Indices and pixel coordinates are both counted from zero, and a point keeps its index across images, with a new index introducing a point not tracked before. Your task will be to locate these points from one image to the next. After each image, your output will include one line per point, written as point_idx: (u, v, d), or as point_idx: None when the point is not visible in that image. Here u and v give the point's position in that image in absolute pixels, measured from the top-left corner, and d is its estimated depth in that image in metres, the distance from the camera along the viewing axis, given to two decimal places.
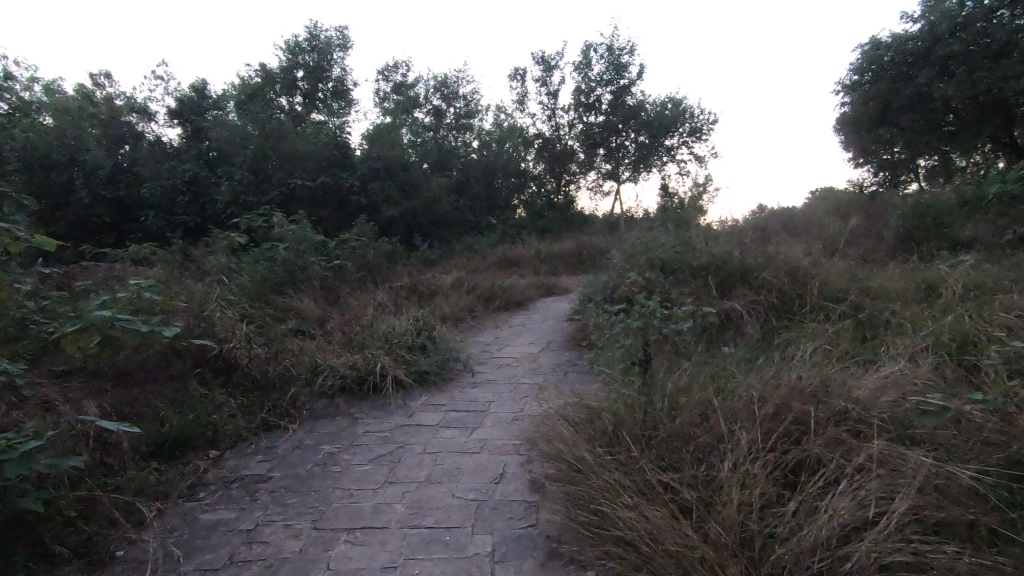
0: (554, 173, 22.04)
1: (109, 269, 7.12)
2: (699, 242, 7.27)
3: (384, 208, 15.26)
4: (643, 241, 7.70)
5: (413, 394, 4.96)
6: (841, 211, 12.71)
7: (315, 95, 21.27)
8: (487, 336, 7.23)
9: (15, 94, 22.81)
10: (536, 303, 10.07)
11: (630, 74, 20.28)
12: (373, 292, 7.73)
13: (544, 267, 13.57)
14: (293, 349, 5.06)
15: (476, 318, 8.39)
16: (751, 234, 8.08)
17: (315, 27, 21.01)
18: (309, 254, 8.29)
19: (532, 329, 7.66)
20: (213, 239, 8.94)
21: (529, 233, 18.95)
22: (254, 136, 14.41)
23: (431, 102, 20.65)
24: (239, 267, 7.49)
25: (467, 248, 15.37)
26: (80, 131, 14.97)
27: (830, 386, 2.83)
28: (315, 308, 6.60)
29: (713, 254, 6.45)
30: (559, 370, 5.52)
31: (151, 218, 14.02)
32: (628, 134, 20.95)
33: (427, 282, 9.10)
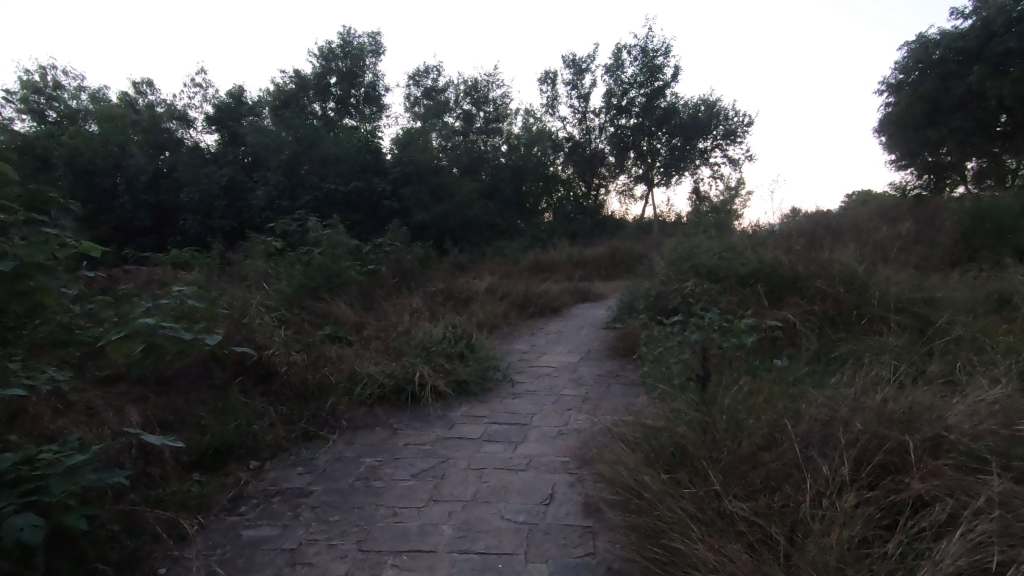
0: (584, 177, 21.83)
1: (151, 273, 7.22)
2: (744, 248, 7.00)
3: (415, 212, 15.28)
4: (685, 246, 7.46)
5: (453, 405, 4.84)
6: (887, 216, 12.19)
7: (347, 100, 21.53)
8: (524, 344, 7.08)
9: (64, 102, 23.75)
10: (571, 309, 9.89)
11: (664, 76, 19.93)
12: (408, 298, 7.66)
13: (576, 272, 13.36)
14: (331, 356, 5.00)
15: (511, 325, 8.25)
16: (798, 240, 7.74)
17: (348, 34, 21.30)
18: (345, 259, 8.29)
19: (569, 337, 7.48)
20: (250, 244, 9.02)
21: (559, 237, 18.75)
22: (289, 141, 14.59)
23: (461, 107, 20.68)
24: (276, 272, 7.53)
25: (498, 252, 15.27)
26: (124, 138, 15.41)
27: (922, 412, 2.58)
28: (352, 314, 6.56)
29: (762, 260, 6.17)
30: (603, 382, 5.33)
31: (190, 222, 14.31)
32: (661, 137, 20.59)
33: (461, 287, 9.01)
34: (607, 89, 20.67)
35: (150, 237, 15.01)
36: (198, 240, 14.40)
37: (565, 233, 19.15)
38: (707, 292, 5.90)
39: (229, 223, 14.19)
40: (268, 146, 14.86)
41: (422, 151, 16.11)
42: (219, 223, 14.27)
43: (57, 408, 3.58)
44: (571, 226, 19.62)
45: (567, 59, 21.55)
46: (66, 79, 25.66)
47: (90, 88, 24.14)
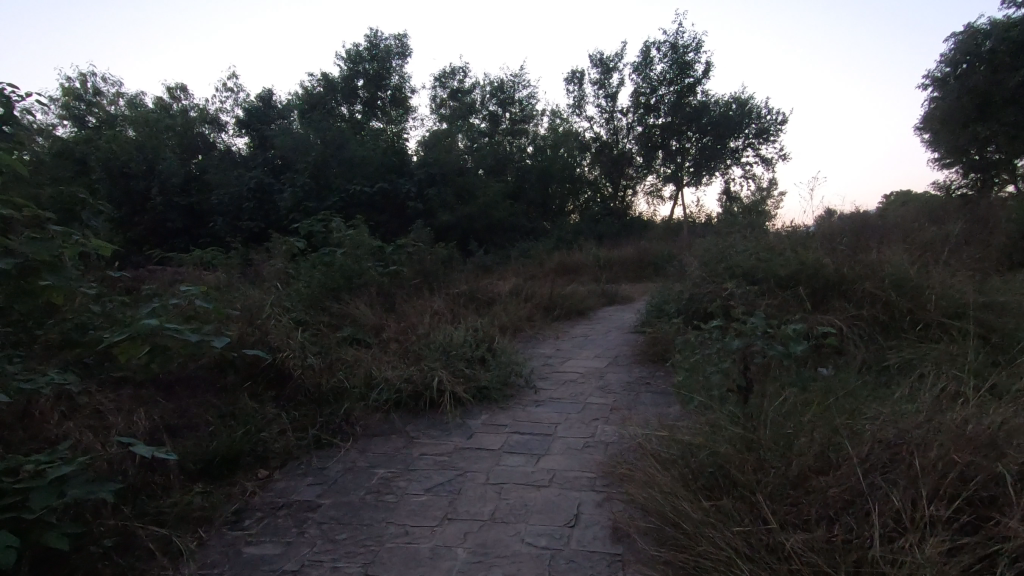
0: (611, 178, 21.45)
1: (174, 274, 7.20)
2: (783, 248, 6.61)
3: (440, 213, 15.16)
4: (718, 247, 7.10)
5: (473, 412, 4.60)
6: (933, 216, 11.55)
7: (374, 102, 21.61)
8: (548, 348, 6.80)
9: (102, 109, 24.48)
10: (597, 312, 9.59)
11: (695, 73, 19.38)
12: (429, 300, 7.48)
13: (604, 274, 13.04)
14: (348, 359, 4.81)
15: (535, 328, 8.00)
16: (840, 239, 7.30)
17: (375, 37, 21.41)
18: (367, 260, 8.16)
19: (595, 341, 7.17)
20: (273, 245, 8.99)
21: (586, 238, 18.41)
22: (315, 143, 14.63)
23: (487, 108, 20.53)
24: (298, 274, 7.43)
25: (523, 253, 15.03)
26: (157, 142, 15.70)
27: (1011, 437, 2.22)
28: (372, 315, 6.39)
29: (804, 261, 5.77)
30: (632, 390, 5.03)
31: (219, 224, 14.45)
32: (690, 136, 20.06)
33: (484, 289, 8.80)
34: (635, 87, 20.26)
35: (182, 239, 15.23)
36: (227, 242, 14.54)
37: (592, 234, 18.80)
38: (745, 295, 5.54)
39: (257, 224, 14.27)
40: (296, 148, 14.92)
41: (448, 152, 16.01)
42: (247, 224, 14.37)
43: (64, 411, 3.47)
44: (597, 228, 19.26)
45: (594, 57, 21.22)
46: (106, 86, 26.46)
47: (128, 94, 24.81)
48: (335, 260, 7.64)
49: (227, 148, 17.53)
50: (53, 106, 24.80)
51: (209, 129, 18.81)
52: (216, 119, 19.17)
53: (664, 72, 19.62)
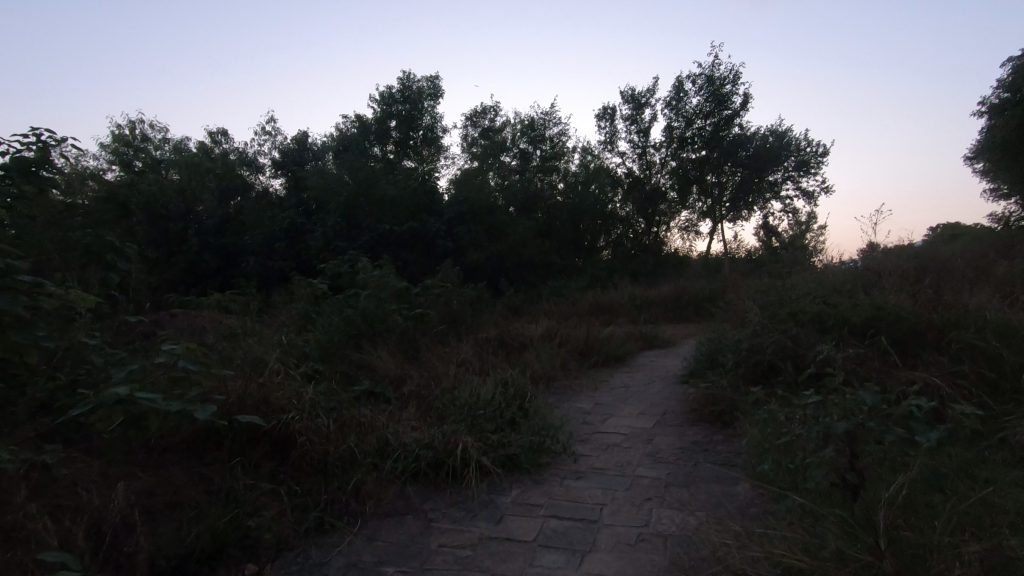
0: (645, 214, 20.89)
1: (194, 320, 6.92)
2: (852, 288, 5.88)
3: (469, 251, 14.84)
4: (774, 288, 6.40)
5: (502, 486, 3.98)
6: (1005, 248, 10.56)
7: (406, 142, 21.79)
8: (586, 402, 6.14)
9: (150, 152, 25.42)
10: (637, 357, 8.89)
11: (733, 105, 18.82)
12: (455, 346, 6.95)
13: (642, 314, 12.32)
14: (361, 421, 4.27)
15: (570, 376, 7.37)
16: (913, 276, 6.52)
17: (408, 79, 21.76)
18: (392, 305, 7.70)
19: (639, 394, 6.44)
20: (297, 286, 8.68)
21: (620, 275, 17.77)
22: (347, 183, 14.59)
23: (518, 146, 20.42)
24: (320, 319, 7.02)
25: (555, 292, 14.47)
26: (196, 184, 15.91)
27: None
28: (393, 366, 5.88)
29: (882, 307, 5.02)
30: (687, 461, 4.30)
31: (251, 264, 14.44)
32: (727, 170, 19.42)
33: (514, 333, 8.22)
34: (669, 122, 19.85)
35: (215, 279, 15.27)
36: (261, 283, 14.41)
37: (627, 272, 18.12)
38: (818, 346, 4.80)
39: (289, 264, 14.11)
40: (327, 189, 14.88)
41: (478, 190, 15.80)
42: (278, 264, 14.22)
43: (31, 488, 3.00)
44: (632, 265, 18.58)
45: (624, 93, 21.01)
46: (153, 131, 27.55)
47: (173, 139, 25.73)
48: (357, 303, 7.20)
49: (262, 189, 17.75)
50: (104, 151, 25.91)
51: (246, 171, 19.12)
52: (254, 162, 19.49)
53: (699, 105, 19.18)
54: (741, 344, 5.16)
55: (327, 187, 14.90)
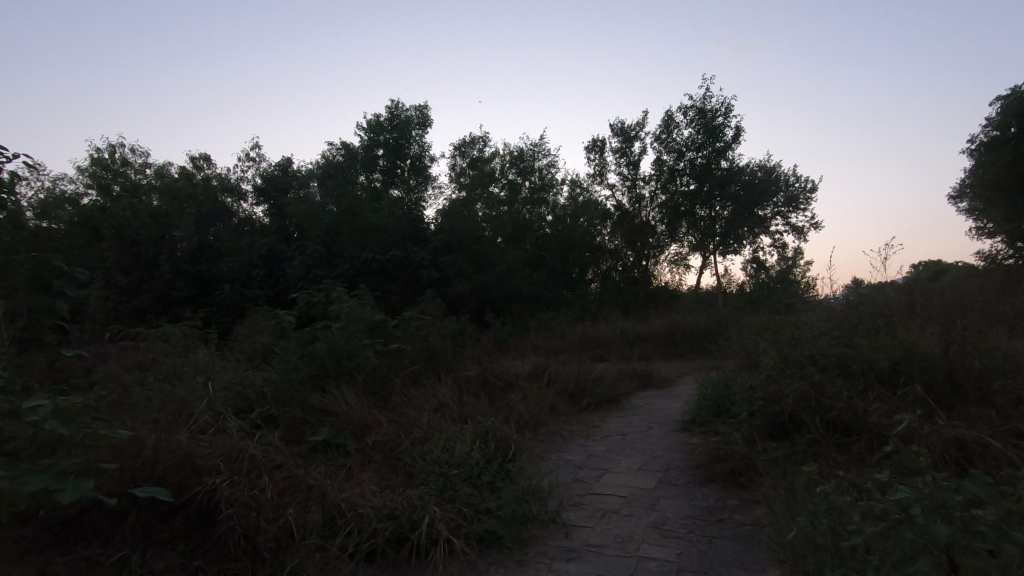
0: (634, 247, 20.57)
1: (143, 356, 6.19)
2: (870, 327, 5.33)
3: (454, 282, 14.25)
4: (783, 327, 5.84)
5: (477, 568, 3.25)
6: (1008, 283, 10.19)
7: (393, 170, 21.42)
8: (576, 454, 5.43)
9: (130, 177, 24.76)
10: (630, 398, 8.22)
11: (725, 137, 18.50)
12: (432, 387, 6.27)
13: (634, 350, 11.69)
14: (309, 485, 3.55)
15: (558, 421, 6.68)
16: (930, 311, 6.02)
17: (397, 108, 21.53)
18: (364, 340, 7.01)
19: (637, 444, 5.75)
20: (265, 318, 7.98)
21: (610, 308, 17.23)
22: (329, 211, 14.00)
23: (506, 177, 20.16)
24: (282, 356, 6.29)
25: (543, 324, 13.83)
26: (172, 209, 15.20)
27: None
28: (359, 411, 5.18)
29: (910, 354, 4.44)
30: (700, 535, 3.60)
31: (225, 292, 13.68)
32: (717, 205, 19.06)
33: (498, 371, 7.58)
34: (659, 155, 19.66)
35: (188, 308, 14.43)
36: (234, 312, 13.59)
37: (616, 305, 17.59)
38: (847, 395, 4.18)
39: (265, 292, 13.32)
40: (309, 216, 14.29)
41: (465, 220, 15.33)
42: (254, 293, 13.43)
43: None
44: (621, 297, 18.07)
45: (614, 125, 20.88)
46: (135, 155, 26.97)
47: (155, 164, 25.08)
48: (325, 337, 6.49)
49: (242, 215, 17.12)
50: (82, 175, 25.22)
51: (229, 198, 18.33)
52: (236, 187, 18.91)
53: (690, 138, 18.91)
54: (755, 391, 4.53)
55: (308, 214, 14.30)
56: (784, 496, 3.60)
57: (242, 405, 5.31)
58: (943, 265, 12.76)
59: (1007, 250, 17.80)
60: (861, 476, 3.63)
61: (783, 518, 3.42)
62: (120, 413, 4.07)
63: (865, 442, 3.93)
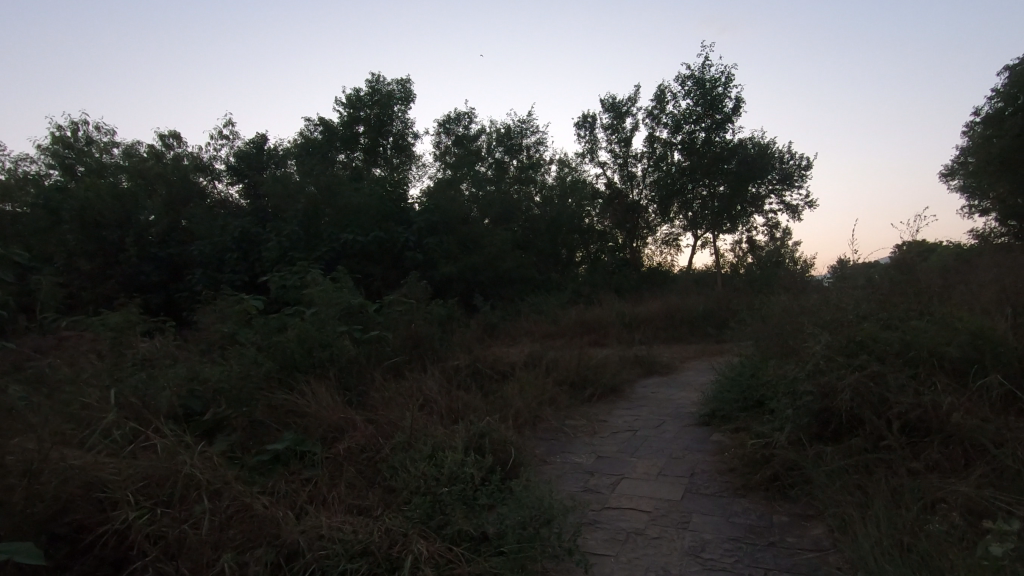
0: (624, 228, 20.01)
1: (83, 351, 5.33)
2: (917, 307, 4.68)
3: (441, 264, 13.43)
4: (814, 308, 5.17)
5: None
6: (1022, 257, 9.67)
7: (376, 149, 20.47)
8: (582, 458, 4.72)
9: (96, 157, 23.27)
10: (633, 387, 7.54)
11: (726, 108, 17.12)
12: (417, 380, 5.52)
13: (632, 335, 11.01)
14: (261, 513, 2.80)
15: (557, 414, 5.98)
16: (973, 288, 5.35)
17: (377, 82, 20.45)
18: (342, 328, 6.22)
19: (651, 442, 5.06)
20: (230, 304, 7.12)
21: (603, 289, 16.51)
22: (308, 190, 13.07)
23: (493, 155, 19.68)
24: (245, 349, 5.48)
25: (535, 307, 13.09)
26: (139, 189, 14.08)
27: None
28: (330, 413, 4.42)
29: (974, 339, 3.78)
30: (752, 566, 2.90)
31: (196, 278, 12.68)
32: (705, 184, 17.81)
33: (490, 361, 6.86)
34: (650, 132, 19.06)
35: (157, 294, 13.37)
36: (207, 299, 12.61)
37: (609, 286, 16.89)
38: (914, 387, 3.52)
39: (240, 277, 12.34)
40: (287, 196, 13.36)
41: (452, 199, 14.50)
42: (228, 277, 12.45)
43: None
44: (614, 279, 17.37)
45: (604, 101, 20.05)
46: (100, 134, 25.50)
47: (122, 143, 23.70)
48: (295, 326, 5.69)
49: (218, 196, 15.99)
50: (43, 155, 23.68)
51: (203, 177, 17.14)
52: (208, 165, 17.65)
53: (687, 110, 17.59)
54: (798, 384, 3.85)
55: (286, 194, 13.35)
56: (854, 515, 2.92)
57: (195, 407, 4.51)
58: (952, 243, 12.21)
59: (999, 229, 17.46)
60: (945, 487, 2.97)
61: (857, 545, 2.75)
62: (29, 426, 3.27)
63: (939, 445, 3.26)
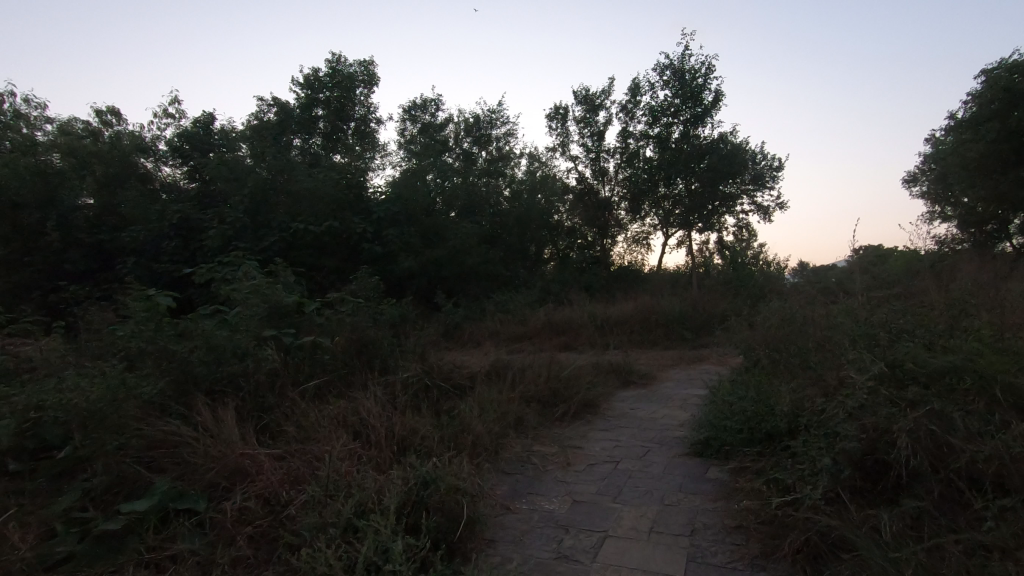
0: (595, 225, 19.23)
1: None
2: (955, 326, 3.90)
3: (400, 258, 12.34)
4: (833, 322, 4.34)
5: None
6: (1006, 273, 9.25)
7: (336, 134, 19.09)
8: (553, 505, 3.79)
9: (24, 131, 21.01)
10: (610, 401, 6.65)
11: (705, 102, 16.44)
12: (353, 403, 4.51)
13: (604, 339, 10.15)
14: None
15: (523, 440, 5.03)
16: (997, 306, 4.65)
17: (338, 62, 19.01)
18: (267, 332, 5.10)
19: (637, 481, 4.15)
20: (139, 299, 5.92)
21: (573, 287, 15.70)
22: (257, 173, 11.71)
23: (460, 146, 18.60)
24: (137, 360, 4.35)
25: (501, 306, 12.12)
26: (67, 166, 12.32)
27: None
28: (229, 455, 3.40)
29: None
30: None
31: (123, 267, 11.18)
32: (678, 182, 17.15)
33: (446, 373, 5.88)
34: (624, 126, 18.33)
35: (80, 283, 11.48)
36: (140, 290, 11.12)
37: (578, 284, 16.07)
38: (988, 430, 2.72)
39: (175, 266, 10.88)
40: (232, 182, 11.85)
41: (415, 188, 13.40)
42: (161, 267, 11.03)
43: None
44: (583, 277, 16.58)
45: (578, 93, 19.18)
46: (30, 107, 23.10)
47: (55, 118, 21.44)
48: (208, 333, 4.61)
49: (166, 180, 13.32)
50: None
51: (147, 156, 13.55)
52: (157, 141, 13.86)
53: (665, 101, 16.79)
54: (835, 425, 3.00)
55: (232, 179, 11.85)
56: None
57: (48, 444, 3.39)
58: (932, 254, 11.69)
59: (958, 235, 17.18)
60: None
61: None
62: None
63: None
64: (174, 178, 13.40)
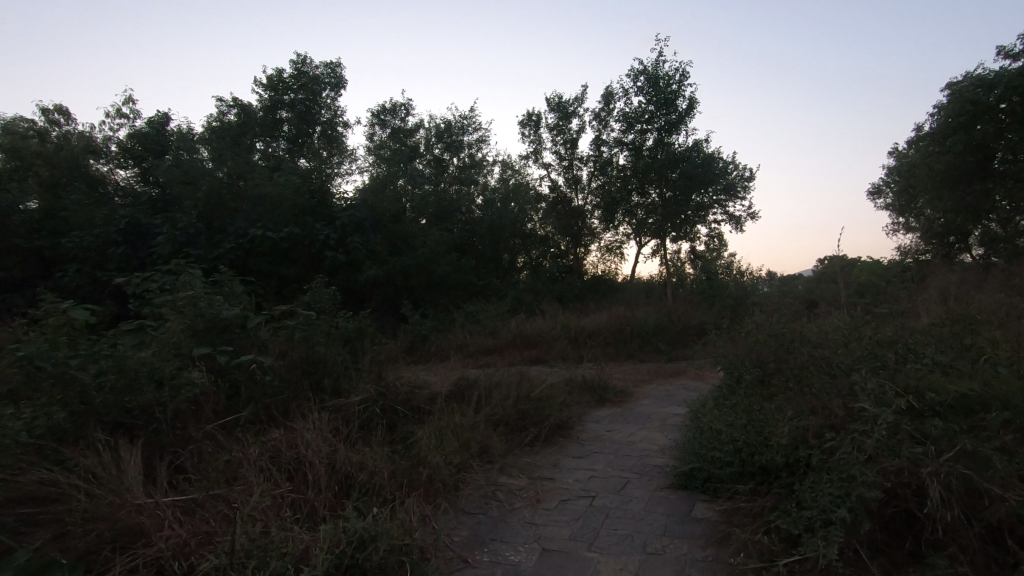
0: (568, 234, 18.84)
1: None
2: (961, 342, 3.54)
3: (365, 267, 11.68)
4: (828, 339, 3.94)
5: None
6: (982, 284, 9.11)
7: (301, 138, 18.31)
8: (519, 556, 3.24)
9: None
10: (584, 422, 6.13)
11: (679, 109, 16.26)
12: (292, 433, 3.91)
13: (578, 353, 9.68)
14: None
15: (488, 472, 4.47)
16: (997, 322, 4.32)
17: (303, 63, 18.25)
18: (197, 351, 4.45)
19: (616, 522, 3.63)
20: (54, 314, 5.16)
21: (545, 296, 15.24)
22: (213, 176, 10.96)
23: (431, 152, 18.04)
24: (32, 390, 3.68)
25: (470, 317, 11.55)
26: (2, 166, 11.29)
27: None
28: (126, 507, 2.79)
29: None
30: None
31: (60, 275, 10.21)
32: (651, 190, 16.83)
33: (405, 395, 5.29)
34: (597, 133, 18.03)
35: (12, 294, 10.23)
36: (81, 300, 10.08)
37: (552, 294, 15.61)
38: None
39: (120, 274, 10.00)
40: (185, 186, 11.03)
41: (382, 193, 12.78)
42: (102, 276, 10.11)
43: None
44: (556, 287, 16.13)
45: (551, 100, 18.84)
46: None
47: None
48: (123, 354, 3.95)
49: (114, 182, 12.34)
50: None
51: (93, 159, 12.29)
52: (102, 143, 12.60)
53: (638, 108, 16.55)
54: (847, 467, 2.57)
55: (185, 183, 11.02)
56: None
57: None
58: (907, 265, 11.56)
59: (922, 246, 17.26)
60: None
61: None
62: None
63: None
64: (125, 179, 12.27)
